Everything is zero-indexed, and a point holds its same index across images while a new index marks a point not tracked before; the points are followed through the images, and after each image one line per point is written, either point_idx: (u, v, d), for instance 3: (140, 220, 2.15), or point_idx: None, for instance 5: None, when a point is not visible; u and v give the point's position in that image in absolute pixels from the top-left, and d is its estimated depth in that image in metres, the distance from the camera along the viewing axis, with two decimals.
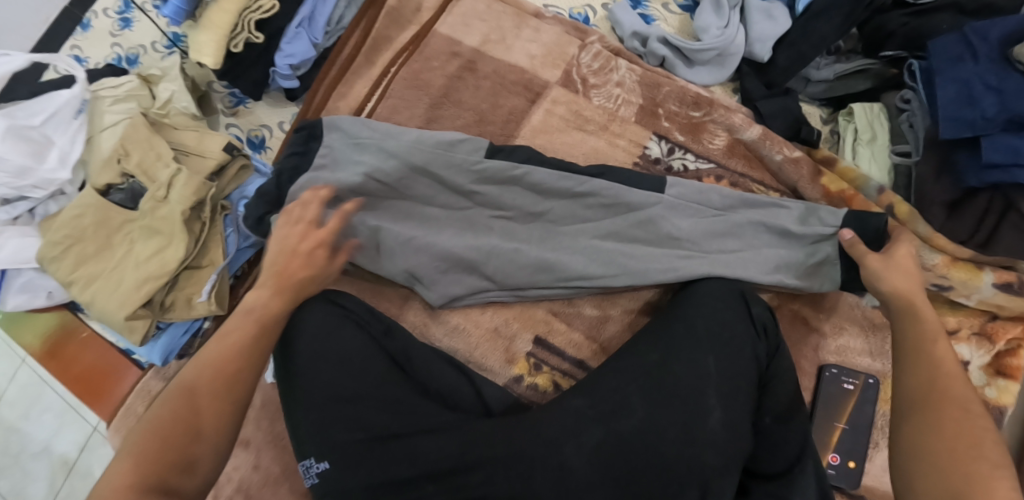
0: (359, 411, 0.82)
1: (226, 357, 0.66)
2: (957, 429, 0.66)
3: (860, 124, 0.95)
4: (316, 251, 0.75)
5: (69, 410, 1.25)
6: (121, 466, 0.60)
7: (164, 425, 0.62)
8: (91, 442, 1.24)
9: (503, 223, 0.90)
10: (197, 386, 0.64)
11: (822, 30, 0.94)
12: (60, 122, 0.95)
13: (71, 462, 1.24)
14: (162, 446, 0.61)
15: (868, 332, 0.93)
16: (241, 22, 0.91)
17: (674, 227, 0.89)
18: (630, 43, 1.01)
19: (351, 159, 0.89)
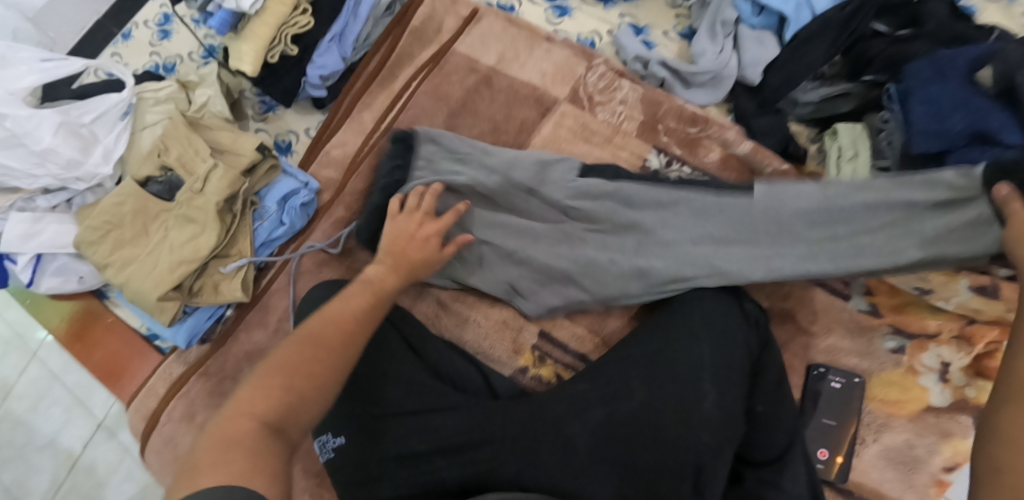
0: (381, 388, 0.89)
1: (346, 319, 0.76)
2: None
3: (843, 142, 1.01)
4: (431, 239, 0.87)
5: (76, 404, 1.35)
6: (242, 407, 0.67)
7: (287, 369, 0.70)
8: (95, 437, 1.32)
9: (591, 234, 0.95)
10: (320, 340, 0.73)
11: (808, 57, 1.03)
12: (106, 122, 1.03)
13: (76, 456, 1.32)
14: (287, 387, 0.69)
15: (856, 333, 0.98)
16: (278, 35, 1.00)
17: (774, 228, 0.89)
18: (632, 66, 1.10)
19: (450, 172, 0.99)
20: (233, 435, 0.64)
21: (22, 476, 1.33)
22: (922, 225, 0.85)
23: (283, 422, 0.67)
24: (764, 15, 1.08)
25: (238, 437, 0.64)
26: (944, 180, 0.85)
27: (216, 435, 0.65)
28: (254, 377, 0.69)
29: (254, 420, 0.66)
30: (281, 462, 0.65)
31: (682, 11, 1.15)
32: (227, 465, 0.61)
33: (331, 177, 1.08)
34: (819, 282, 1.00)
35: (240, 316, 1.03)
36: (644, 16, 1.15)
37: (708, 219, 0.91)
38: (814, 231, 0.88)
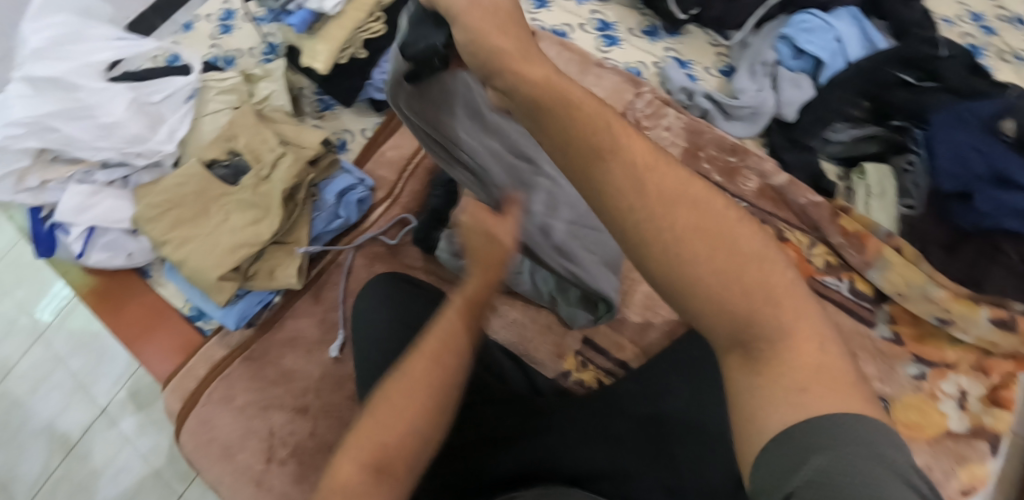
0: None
1: (434, 349, 0.69)
2: (731, 260, 0.58)
3: (871, 181, 1.08)
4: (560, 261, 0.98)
5: (76, 390, 1.33)
6: (348, 452, 0.66)
7: (406, 395, 0.68)
8: (96, 424, 1.30)
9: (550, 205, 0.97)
10: (436, 361, 0.68)
11: (835, 98, 1.12)
12: (172, 102, 1.08)
13: (72, 443, 1.30)
14: (384, 428, 0.67)
15: (879, 359, 1.03)
16: (352, 38, 1.06)
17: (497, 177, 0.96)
18: (677, 96, 1.18)
19: None
20: (340, 482, 0.65)
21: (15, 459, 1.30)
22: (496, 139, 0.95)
23: (388, 462, 0.66)
24: (801, 59, 1.16)
25: (344, 482, 0.65)
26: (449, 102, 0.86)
27: (329, 483, 0.66)
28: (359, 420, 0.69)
29: (355, 463, 0.66)
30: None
31: (721, 50, 1.24)
32: None
33: (385, 177, 1.12)
34: (847, 309, 1.05)
35: (288, 303, 1.05)
36: (688, 51, 1.23)
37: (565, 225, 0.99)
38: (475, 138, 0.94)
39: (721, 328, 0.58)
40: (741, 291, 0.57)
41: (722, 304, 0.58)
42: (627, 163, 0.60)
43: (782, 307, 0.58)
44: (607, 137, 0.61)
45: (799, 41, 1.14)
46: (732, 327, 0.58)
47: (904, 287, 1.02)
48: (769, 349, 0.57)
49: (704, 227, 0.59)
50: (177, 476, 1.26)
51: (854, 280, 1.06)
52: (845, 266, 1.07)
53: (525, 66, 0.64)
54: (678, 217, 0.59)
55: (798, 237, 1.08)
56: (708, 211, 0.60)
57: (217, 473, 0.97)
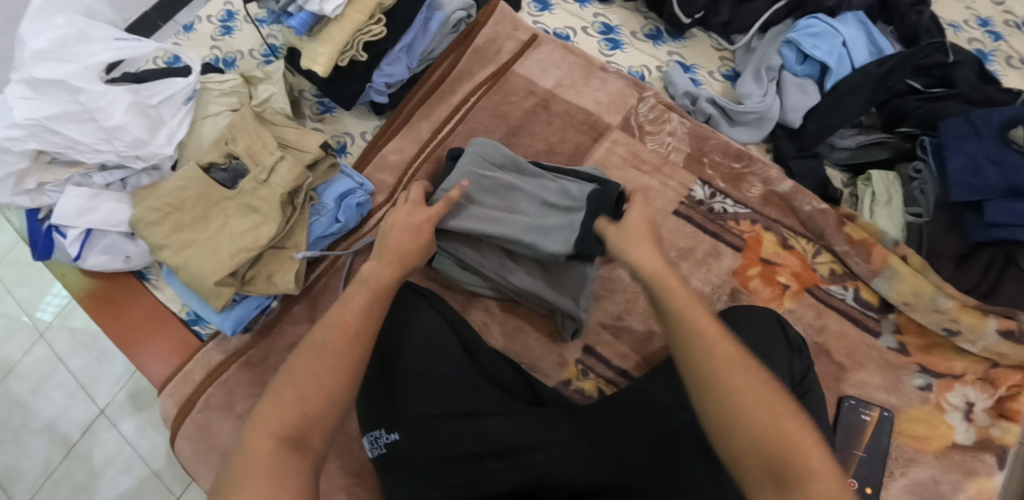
0: (432, 389, 0.89)
1: (348, 323, 0.79)
2: (765, 412, 0.69)
3: (877, 188, 1.08)
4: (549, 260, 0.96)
5: (76, 390, 1.32)
6: (262, 426, 0.72)
7: (317, 373, 0.75)
8: (95, 424, 1.29)
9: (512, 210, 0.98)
10: (349, 335, 0.78)
11: (849, 108, 1.09)
12: (171, 105, 1.07)
13: (73, 442, 1.29)
14: (302, 402, 0.73)
15: (885, 370, 1.01)
16: (352, 41, 1.04)
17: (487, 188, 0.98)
18: (681, 101, 1.16)
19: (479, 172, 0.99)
20: (258, 454, 0.71)
21: (11, 459, 1.29)
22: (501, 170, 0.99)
23: (305, 436, 0.72)
24: (807, 64, 1.14)
25: (263, 456, 0.70)
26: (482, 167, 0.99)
27: (244, 456, 0.71)
28: (269, 397, 0.75)
29: (273, 437, 0.72)
30: (304, 474, 0.71)
31: (726, 54, 1.23)
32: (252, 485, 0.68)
33: (385, 181, 1.12)
34: (852, 318, 1.03)
35: (286, 309, 1.04)
36: (691, 55, 1.22)
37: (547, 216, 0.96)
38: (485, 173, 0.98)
39: (752, 464, 0.68)
40: (776, 442, 0.68)
41: (758, 441, 0.68)
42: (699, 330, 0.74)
43: (806, 457, 0.67)
44: (685, 308, 0.75)
45: (805, 46, 1.12)
46: (763, 463, 0.68)
47: (912, 297, 1.00)
48: (796, 480, 0.66)
49: (752, 387, 0.71)
50: (175, 478, 1.25)
51: (859, 289, 1.04)
52: (851, 275, 1.05)
53: (638, 246, 0.81)
54: (727, 369, 0.71)
55: (803, 245, 1.06)
56: (751, 375, 0.72)
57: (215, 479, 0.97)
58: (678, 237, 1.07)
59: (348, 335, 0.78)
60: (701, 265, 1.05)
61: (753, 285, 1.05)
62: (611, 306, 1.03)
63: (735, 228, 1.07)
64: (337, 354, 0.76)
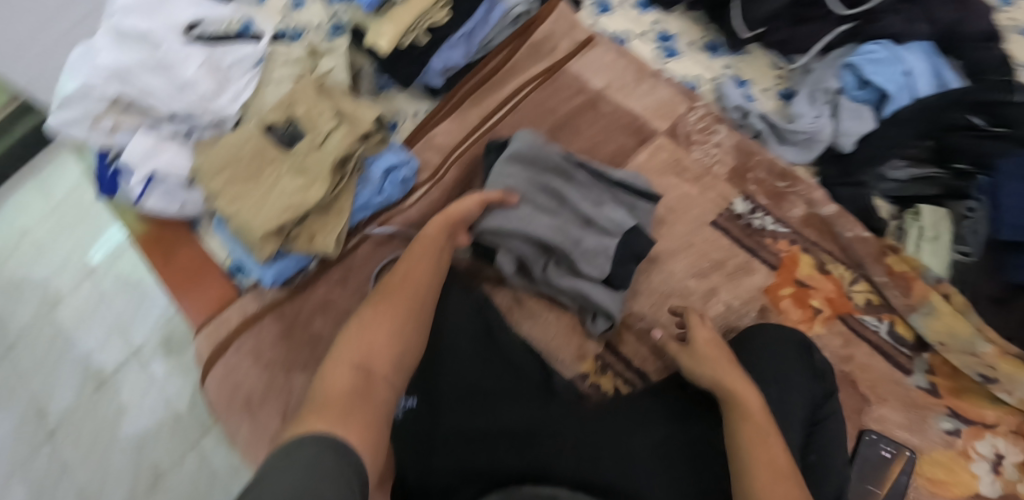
0: (459, 368, 0.91)
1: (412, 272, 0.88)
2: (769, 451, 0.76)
3: (926, 223, 1.05)
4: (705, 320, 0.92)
5: (115, 331, 1.38)
6: (337, 365, 0.77)
7: (386, 311, 0.83)
8: (128, 363, 1.36)
9: (567, 200, 0.98)
10: (410, 282, 0.87)
11: (899, 138, 1.08)
12: (241, 69, 1.12)
13: (105, 377, 1.36)
14: (369, 337, 0.80)
15: (910, 409, 0.98)
16: (415, 24, 1.08)
17: (538, 183, 0.99)
18: (731, 114, 1.15)
19: (535, 161, 0.99)
20: (336, 386, 0.74)
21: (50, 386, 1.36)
22: (558, 164, 1.00)
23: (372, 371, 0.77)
24: (865, 90, 1.12)
25: (339, 388, 0.74)
26: (538, 156, 0.99)
27: (322, 390, 0.74)
28: (341, 342, 0.80)
29: (347, 371, 0.76)
30: (378, 403, 0.74)
31: (783, 73, 1.21)
32: (326, 413, 0.70)
33: (431, 160, 1.15)
34: (882, 352, 1.01)
35: (322, 270, 1.08)
36: (746, 70, 1.21)
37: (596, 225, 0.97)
38: (540, 165, 0.99)
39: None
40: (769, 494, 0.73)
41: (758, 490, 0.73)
42: (751, 441, 0.76)
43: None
44: (717, 372, 0.82)
45: (865, 72, 1.10)
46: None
47: (948, 338, 0.97)
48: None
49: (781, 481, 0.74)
50: (195, 424, 1.30)
51: (894, 323, 1.02)
52: (887, 307, 1.02)
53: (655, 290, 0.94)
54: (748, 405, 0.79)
55: (840, 272, 1.04)
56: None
57: (237, 422, 1.02)
58: (712, 249, 1.06)
59: (411, 281, 0.87)
60: (732, 279, 1.04)
61: (783, 305, 1.03)
62: (636, 307, 1.03)
63: (772, 246, 1.06)
64: (403, 299, 0.85)
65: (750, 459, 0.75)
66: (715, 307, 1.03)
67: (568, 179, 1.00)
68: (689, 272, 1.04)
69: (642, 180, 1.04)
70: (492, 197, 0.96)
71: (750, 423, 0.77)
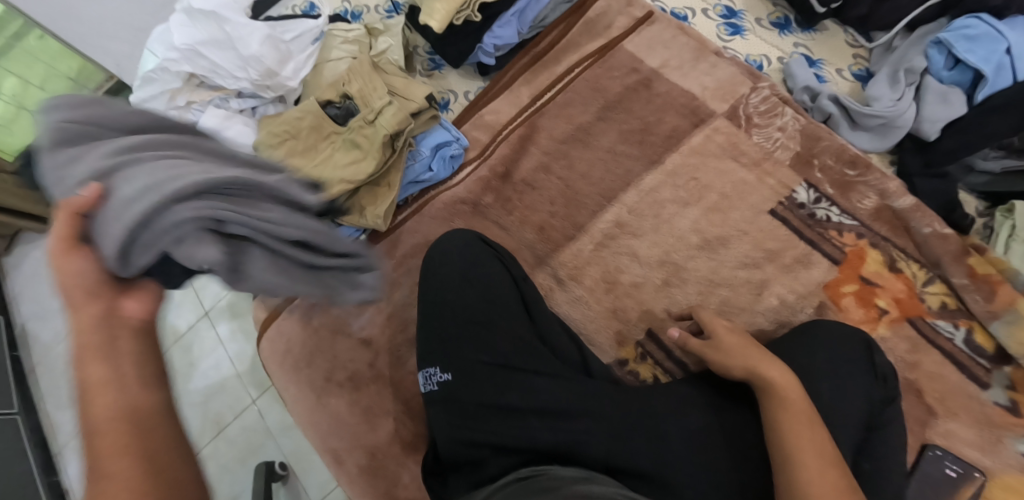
0: (493, 341, 0.86)
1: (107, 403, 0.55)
2: (810, 441, 0.68)
3: (1019, 220, 0.93)
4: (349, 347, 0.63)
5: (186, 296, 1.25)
6: None
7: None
8: (198, 323, 1.23)
9: (224, 159, 0.65)
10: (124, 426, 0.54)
11: (995, 126, 0.96)
12: (302, 44, 1.14)
13: (178, 335, 1.23)
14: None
15: (984, 427, 0.88)
16: (467, 2, 1.07)
17: (162, 147, 0.62)
18: (799, 96, 1.08)
19: (90, 144, 0.62)
20: None
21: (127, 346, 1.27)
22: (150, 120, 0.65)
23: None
24: (956, 70, 1.00)
25: None
26: (124, 111, 0.64)
27: None
28: None
29: None
30: None
31: (861, 52, 1.12)
32: None
33: (479, 139, 1.12)
34: (955, 361, 0.91)
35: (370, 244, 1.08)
36: (819, 49, 1.13)
37: (274, 175, 0.66)
38: (121, 119, 0.64)
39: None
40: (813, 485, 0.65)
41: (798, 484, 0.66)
42: (800, 442, 0.68)
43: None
44: (755, 362, 0.75)
45: (957, 49, 0.98)
46: None
47: None
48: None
49: (825, 474, 0.66)
50: (255, 383, 1.19)
51: (972, 330, 0.91)
52: (965, 312, 0.92)
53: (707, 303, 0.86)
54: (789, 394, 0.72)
55: (913, 270, 0.94)
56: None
57: (286, 381, 1.04)
58: (769, 238, 0.99)
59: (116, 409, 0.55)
60: (788, 272, 0.97)
61: (844, 303, 0.95)
62: (682, 295, 0.97)
63: (836, 239, 0.97)
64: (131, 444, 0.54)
65: (799, 461, 0.67)
66: (768, 301, 0.96)
67: (201, 136, 0.67)
68: (741, 262, 0.98)
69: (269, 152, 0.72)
70: (82, 201, 0.58)
71: (797, 421, 0.70)
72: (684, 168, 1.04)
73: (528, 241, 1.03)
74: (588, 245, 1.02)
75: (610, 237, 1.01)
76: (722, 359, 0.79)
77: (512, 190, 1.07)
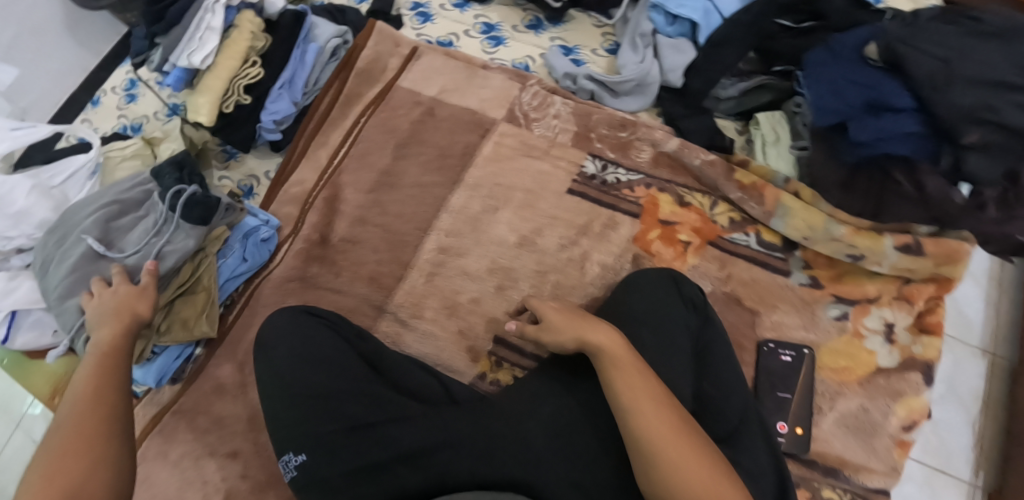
0: (339, 405, 0.88)
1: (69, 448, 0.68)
2: (633, 390, 0.76)
3: (765, 129, 1.08)
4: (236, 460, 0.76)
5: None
6: None
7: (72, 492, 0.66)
8: None
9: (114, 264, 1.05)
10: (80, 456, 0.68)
11: (725, 57, 1.11)
12: (76, 181, 1.13)
13: None
14: None
15: (800, 307, 1.00)
16: (230, 87, 1.10)
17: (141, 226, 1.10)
18: (564, 83, 1.19)
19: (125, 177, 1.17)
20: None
21: None
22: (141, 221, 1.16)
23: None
24: (677, 24, 1.15)
25: None
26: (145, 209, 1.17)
27: None
28: None
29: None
30: None
31: (607, 29, 1.25)
32: None
33: (291, 213, 1.14)
34: (759, 263, 1.03)
35: (209, 355, 1.08)
36: (573, 38, 1.24)
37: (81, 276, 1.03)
38: None
39: (648, 444, 0.72)
40: (650, 428, 0.73)
41: (636, 430, 0.74)
42: (631, 387, 0.76)
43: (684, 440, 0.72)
44: (580, 332, 0.84)
45: (670, 8, 1.14)
46: (640, 459, 0.73)
47: (808, 231, 0.99)
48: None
49: (657, 413, 0.74)
50: None
51: (760, 232, 1.04)
52: (750, 220, 1.04)
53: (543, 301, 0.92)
54: (615, 348, 0.81)
55: (698, 199, 1.06)
56: (690, 450, 0.72)
57: None
58: (576, 215, 1.07)
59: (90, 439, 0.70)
60: (601, 238, 1.06)
61: (655, 248, 1.04)
62: (518, 294, 1.04)
63: (630, 195, 1.08)
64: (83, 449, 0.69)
65: (633, 405, 0.75)
66: (593, 270, 1.04)
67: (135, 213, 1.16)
68: (560, 244, 1.06)
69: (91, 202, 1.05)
70: None
71: (629, 374, 0.78)
72: (485, 178, 1.11)
73: (363, 295, 1.06)
74: (420, 279, 1.06)
75: (438, 264, 1.07)
76: (559, 337, 0.86)
77: (335, 252, 1.10)
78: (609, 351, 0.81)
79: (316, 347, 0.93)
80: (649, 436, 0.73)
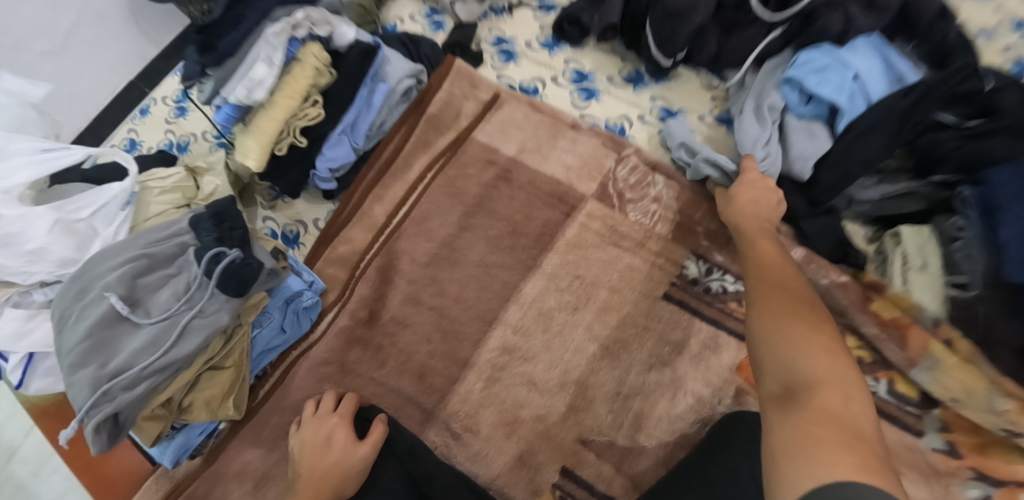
0: None
1: None
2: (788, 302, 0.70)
3: (910, 249, 0.89)
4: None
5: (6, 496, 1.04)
6: None
7: None
8: None
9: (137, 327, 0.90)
10: None
11: (867, 151, 0.90)
12: (106, 213, 0.98)
13: None
14: None
15: (930, 479, 0.83)
16: (286, 128, 0.95)
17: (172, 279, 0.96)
18: (676, 152, 0.97)
19: (159, 207, 1.02)
20: None
21: None
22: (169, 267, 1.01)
23: None
24: (813, 103, 0.96)
25: None
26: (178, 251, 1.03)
27: None
28: None
29: None
30: None
31: (719, 93, 1.07)
32: None
33: (337, 275, 1.00)
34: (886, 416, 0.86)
35: (233, 431, 0.96)
36: (678, 98, 1.06)
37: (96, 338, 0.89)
38: None
39: (784, 363, 0.64)
40: (788, 347, 0.65)
41: (782, 354, 0.65)
42: (767, 299, 0.71)
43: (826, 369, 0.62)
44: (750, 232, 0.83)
45: (808, 85, 0.93)
46: (780, 375, 0.64)
47: (962, 394, 0.82)
48: (806, 395, 0.60)
49: (804, 329, 0.66)
50: None
51: (893, 380, 0.88)
52: (882, 363, 0.88)
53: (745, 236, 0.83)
54: (766, 260, 0.78)
55: None
56: (833, 364, 0.63)
57: None
58: (669, 328, 0.91)
59: None
60: (696, 361, 0.89)
61: None
62: (593, 419, 0.89)
63: (737, 311, 0.91)
64: None
65: (767, 325, 0.68)
66: (684, 400, 0.88)
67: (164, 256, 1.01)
68: (648, 362, 0.90)
69: (118, 250, 0.91)
70: None
71: (771, 285, 0.73)
72: (565, 267, 0.95)
73: (409, 393, 0.92)
74: (478, 383, 0.92)
75: (501, 367, 0.92)
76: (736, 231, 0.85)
77: (382, 333, 0.96)
78: (764, 256, 0.78)
79: (344, 463, 0.80)
80: (782, 355, 0.65)
